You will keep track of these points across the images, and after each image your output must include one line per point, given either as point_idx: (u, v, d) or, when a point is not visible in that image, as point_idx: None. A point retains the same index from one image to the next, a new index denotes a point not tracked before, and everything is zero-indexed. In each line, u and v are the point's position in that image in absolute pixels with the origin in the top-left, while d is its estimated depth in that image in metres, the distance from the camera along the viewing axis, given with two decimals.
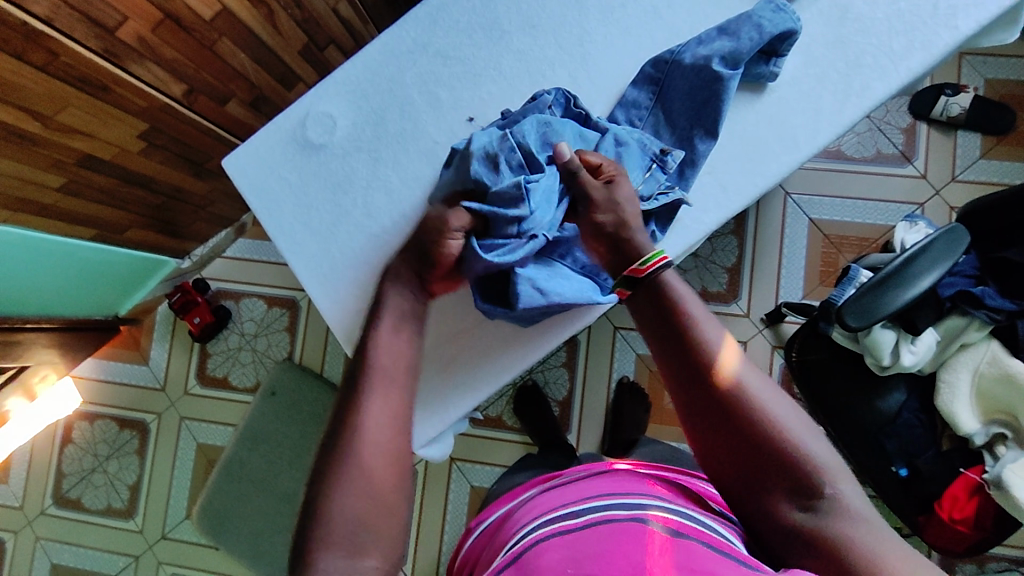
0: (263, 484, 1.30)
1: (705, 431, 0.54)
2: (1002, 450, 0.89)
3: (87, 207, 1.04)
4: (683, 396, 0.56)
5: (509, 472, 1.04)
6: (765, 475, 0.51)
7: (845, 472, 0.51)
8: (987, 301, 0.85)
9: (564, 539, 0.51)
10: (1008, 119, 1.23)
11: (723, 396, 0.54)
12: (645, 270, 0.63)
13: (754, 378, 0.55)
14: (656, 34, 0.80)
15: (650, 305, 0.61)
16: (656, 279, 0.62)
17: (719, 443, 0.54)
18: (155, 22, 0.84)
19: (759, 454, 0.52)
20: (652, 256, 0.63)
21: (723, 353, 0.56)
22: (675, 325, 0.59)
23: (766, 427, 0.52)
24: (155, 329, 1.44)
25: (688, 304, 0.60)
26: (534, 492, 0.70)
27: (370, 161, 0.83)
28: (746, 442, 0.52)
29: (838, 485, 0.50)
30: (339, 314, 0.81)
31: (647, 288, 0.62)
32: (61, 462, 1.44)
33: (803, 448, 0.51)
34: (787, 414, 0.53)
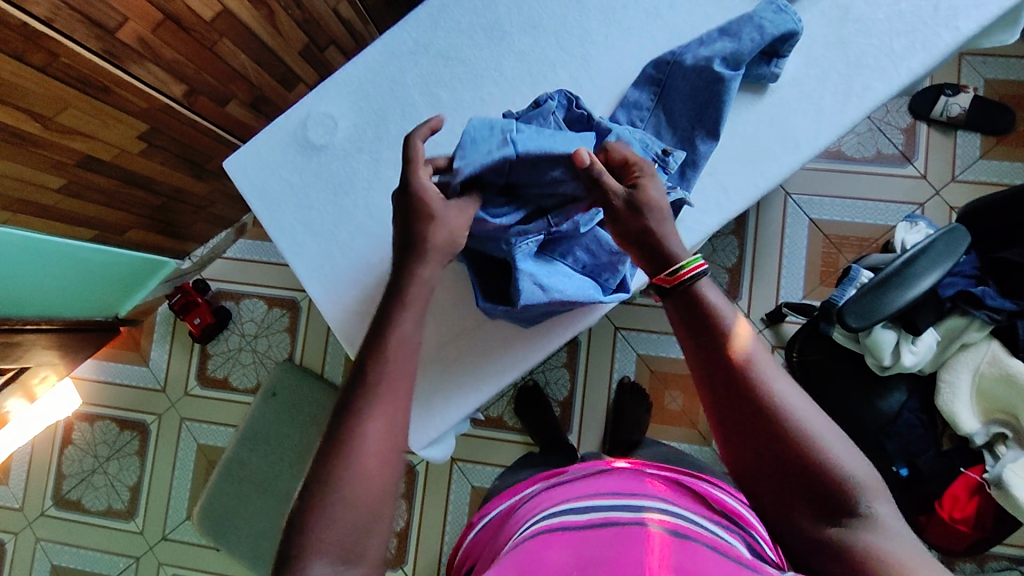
0: (263, 485, 1.30)
1: (745, 450, 0.53)
2: (1003, 450, 0.90)
3: (87, 209, 1.04)
4: (721, 413, 0.55)
5: (509, 469, 1.04)
6: (805, 496, 0.51)
7: (881, 489, 0.51)
8: (987, 301, 0.85)
9: (568, 540, 0.52)
10: (1008, 119, 1.23)
11: (766, 416, 0.52)
12: (682, 277, 0.59)
13: (795, 396, 0.53)
14: (657, 35, 0.80)
15: (686, 315, 0.59)
16: (692, 288, 0.59)
17: (760, 462, 0.52)
18: (155, 23, 0.83)
19: (802, 475, 0.51)
20: (689, 263, 0.59)
21: (766, 369, 0.54)
22: (713, 337, 0.57)
23: (809, 448, 0.51)
24: (155, 330, 1.44)
25: (725, 315, 0.58)
26: (537, 487, 0.70)
27: (371, 162, 0.83)
28: (787, 464, 0.51)
29: (875, 503, 0.50)
30: (340, 315, 0.81)
31: (682, 295, 0.59)
32: (61, 463, 1.43)
33: (845, 469, 0.50)
34: (829, 433, 0.52)
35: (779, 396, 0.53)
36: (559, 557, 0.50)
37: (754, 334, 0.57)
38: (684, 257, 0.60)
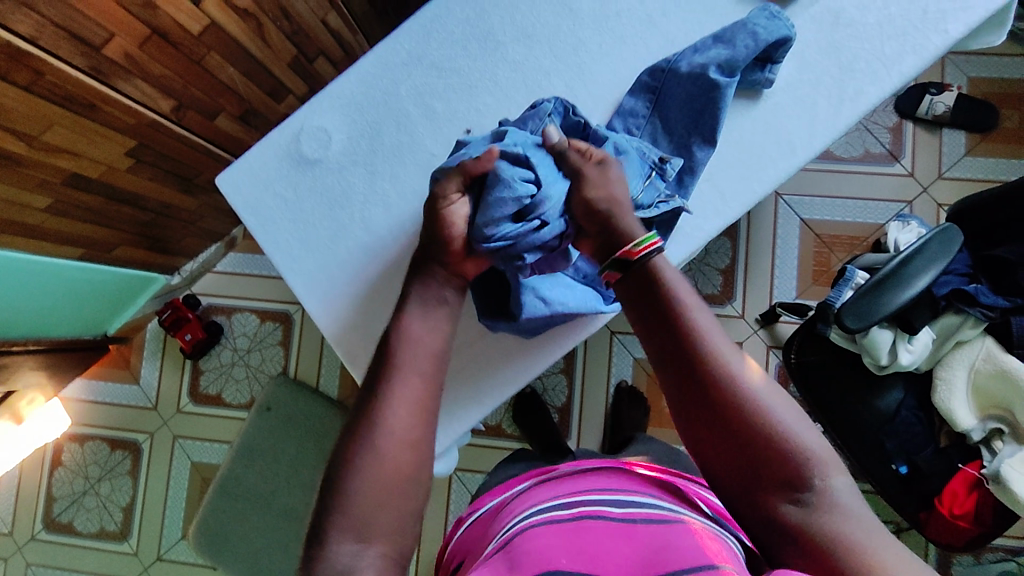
0: (260, 501, 1.28)
1: (697, 424, 0.53)
2: (999, 446, 0.90)
3: (75, 227, 1.02)
4: (677, 384, 0.54)
5: (502, 466, 1.04)
6: (756, 469, 0.50)
7: (837, 459, 0.50)
8: (981, 298, 0.86)
9: (558, 528, 0.52)
10: (992, 116, 1.25)
11: (714, 388, 0.53)
12: (633, 257, 0.60)
13: (745, 367, 0.53)
14: (650, 42, 0.80)
15: (636, 293, 0.59)
16: (647, 264, 0.59)
17: (710, 435, 0.52)
18: (142, 38, 0.82)
19: (751, 446, 0.51)
20: (643, 240, 0.60)
21: (714, 341, 0.54)
22: (663, 311, 0.57)
23: (757, 418, 0.51)
24: (145, 347, 1.42)
25: (679, 292, 0.58)
26: (525, 485, 0.70)
27: (367, 175, 0.82)
28: (742, 437, 0.51)
29: (829, 474, 0.49)
30: (339, 330, 0.80)
31: (633, 274, 0.60)
32: (51, 485, 1.41)
33: (796, 438, 0.50)
34: (780, 401, 0.52)
35: (727, 366, 0.53)
36: (550, 544, 0.50)
37: (704, 307, 0.57)
38: (638, 236, 0.61)
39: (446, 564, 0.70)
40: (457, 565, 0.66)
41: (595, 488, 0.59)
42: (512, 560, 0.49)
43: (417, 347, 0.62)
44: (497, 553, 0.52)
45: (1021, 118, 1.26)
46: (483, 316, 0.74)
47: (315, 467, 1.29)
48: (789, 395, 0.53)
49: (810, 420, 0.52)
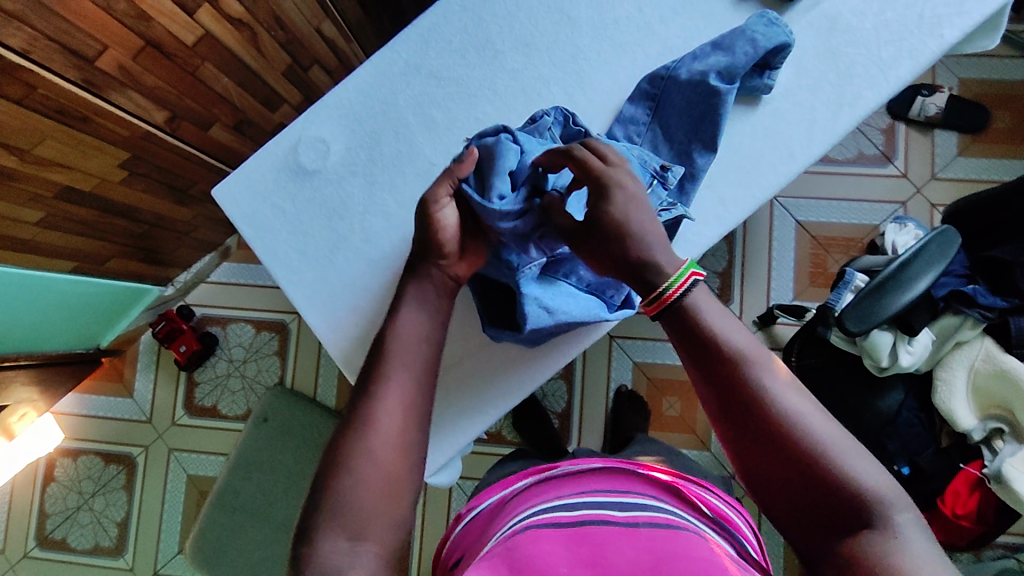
0: (258, 514, 1.26)
1: (759, 473, 0.50)
2: (1000, 445, 0.90)
3: (66, 240, 1.00)
4: (726, 425, 0.52)
5: (500, 464, 1.04)
6: (823, 514, 0.48)
7: (901, 494, 0.48)
8: (979, 299, 0.87)
9: (560, 535, 0.51)
10: (983, 117, 1.26)
11: (773, 434, 0.50)
12: (669, 298, 0.54)
13: (802, 407, 0.50)
14: (650, 50, 0.80)
15: (679, 333, 0.55)
16: (681, 302, 0.54)
17: (774, 483, 0.50)
18: (136, 50, 0.81)
19: (817, 493, 0.48)
20: (676, 279, 0.54)
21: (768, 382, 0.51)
22: (711, 353, 0.53)
23: (821, 462, 0.48)
24: (139, 360, 1.40)
25: (717, 323, 0.54)
26: (525, 482, 0.66)
27: (366, 186, 0.81)
28: (797, 475, 0.49)
29: (895, 510, 0.47)
30: (340, 342, 0.79)
31: (673, 313, 0.55)
32: (44, 501, 1.38)
33: (859, 478, 0.48)
34: (839, 440, 0.49)
35: (784, 410, 0.50)
36: (551, 552, 0.49)
37: (751, 342, 0.54)
38: (667, 272, 0.55)
39: (444, 561, 0.69)
40: (456, 561, 0.65)
41: (599, 489, 0.58)
42: (513, 562, 0.47)
43: (423, 361, 0.61)
44: (496, 552, 0.50)
45: (1011, 119, 1.27)
46: (488, 325, 0.73)
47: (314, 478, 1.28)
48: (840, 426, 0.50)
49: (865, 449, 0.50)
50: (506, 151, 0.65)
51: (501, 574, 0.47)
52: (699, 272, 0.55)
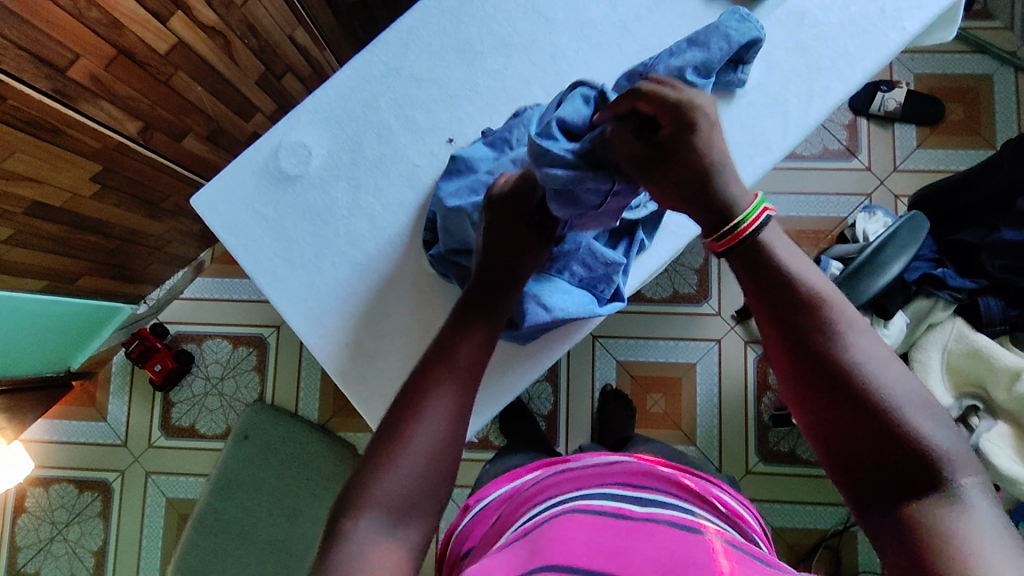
0: (241, 534, 1.21)
1: (818, 424, 0.47)
2: (976, 422, 0.92)
3: (35, 257, 0.97)
4: (798, 370, 0.48)
5: (503, 456, 1.07)
6: (881, 471, 0.44)
7: (971, 459, 0.43)
8: (949, 281, 0.91)
9: (579, 520, 0.51)
10: (938, 110, 1.32)
11: (838, 380, 0.46)
12: (743, 231, 0.51)
13: (869, 356, 0.46)
14: (627, 47, 0.82)
15: (751, 271, 0.51)
16: (755, 241, 0.51)
17: (833, 435, 0.46)
18: (108, 58, 0.80)
19: (878, 448, 0.44)
20: (750, 213, 0.52)
21: (837, 325, 0.48)
22: (779, 291, 0.50)
23: (884, 414, 0.44)
24: (111, 382, 1.36)
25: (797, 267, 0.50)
26: (540, 475, 0.69)
27: (350, 189, 0.81)
28: (865, 424, 0.44)
29: (960, 474, 0.42)
30: (330, 350, 0.79)
31: (745, 251, 0.52)
32: (15, 534, 1.33)
33: (924, 434, 0.43)
34: (914, 393, 0.45)
35: (851, 357, 0.46)
36: (576, 541, 0.48)
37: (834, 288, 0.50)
38: (744, 207, 0.53)
39: (451, 554, 0.69)
40: (467, 550, 0.65)
41: (617, 482, 0.59)
42: (534, 551, 0.48)
43: None
44: (520, 544, 0.51)
45: (964, 111, 1.33)
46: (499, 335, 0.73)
47: (298, 495, 1.25)
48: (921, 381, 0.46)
49: (942, 409, 0.45)
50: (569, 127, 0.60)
51: (527, 562, 0.47)
52: (772, 208, 0.53)
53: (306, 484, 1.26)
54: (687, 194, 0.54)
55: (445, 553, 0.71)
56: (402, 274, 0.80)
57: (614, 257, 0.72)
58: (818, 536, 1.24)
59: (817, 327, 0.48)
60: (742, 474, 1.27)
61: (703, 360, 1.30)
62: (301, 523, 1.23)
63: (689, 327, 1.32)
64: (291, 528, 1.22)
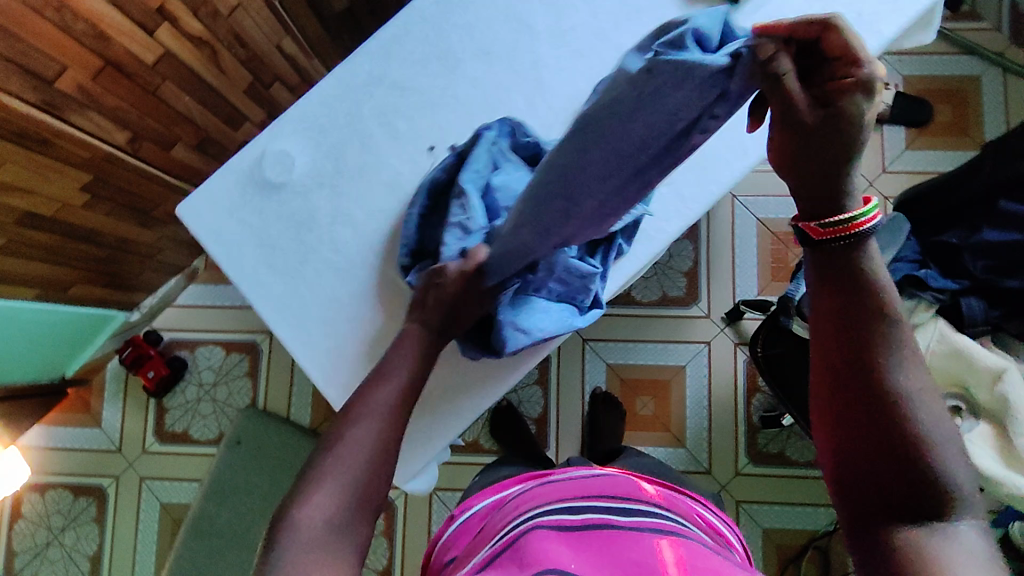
0: (235, 538, 1.23)
1: (843, 433, 0.47)
2: (958, 420, 0.92)
3: (29, 266, 0.99)
4: (841, 377, 0.48)
5: (492, 469, 1.07)
6: (888, 494, 0.45)
7: (977, 506, 0.45)
8: (931, 282, 0.91)
9: (565, 539, 0.52)
10: (927, 112, 1.33)
11: (879, 399, 0.46)
12: (854, 230, 0.48)
13: (921, 383, 0.46)
14: (606, 54, 0.83)
15: (831, 275, 0.49)
16: (858, 243, 0.48)
17: (853, 445, 0.46)
18: (95, 70, 0.81)
19: (894, 472, 0.45)
20: (866, 216, 0.48)
21: (904, 345, 0.47)
22: (857, 295, 0.48)
23: (914, 443, 0.45)
24: (106, 388, 1.37)
25: (882, 284, 0.48)
26: (522, 487, 0.70)
27: (332, 197, 0.82)
28: (885, 448, 0.45)
29: (964, 518, 0.44)
30: (313, 357, 0.80)
31: (842, 251, 0.49)
32: (11, 540, 1.34)
33: (945, 471, 0.44)
34: (944, 433, 0.45)
35: (904, 381, 0.46)
36: (559, 552, 0.50)
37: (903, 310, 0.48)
38: (858, 206, 0.48)
39: (435, 561, 0.69)
40: (450, 559, 0.66)
41: (596, 493, 0.60)
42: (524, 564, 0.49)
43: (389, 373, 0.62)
44: (505, 557, 0.52)
45: (952, 113, 1.34)
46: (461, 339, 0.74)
47: None
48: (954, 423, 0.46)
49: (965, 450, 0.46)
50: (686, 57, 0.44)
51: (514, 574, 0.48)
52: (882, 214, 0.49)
53: None
54: (811, 152, 0.46)
55: (428, 564, 0.71)
56: (384, 282, 0.81)
57: (589, 269, 0.72)
58: (808, 537, 1.24)
59: (880, 336, 0.47)
60: (732, 476, 1.27)
61: (693, 362, 1.31)
62: None
63: (679, 330, 1.32)
64: None
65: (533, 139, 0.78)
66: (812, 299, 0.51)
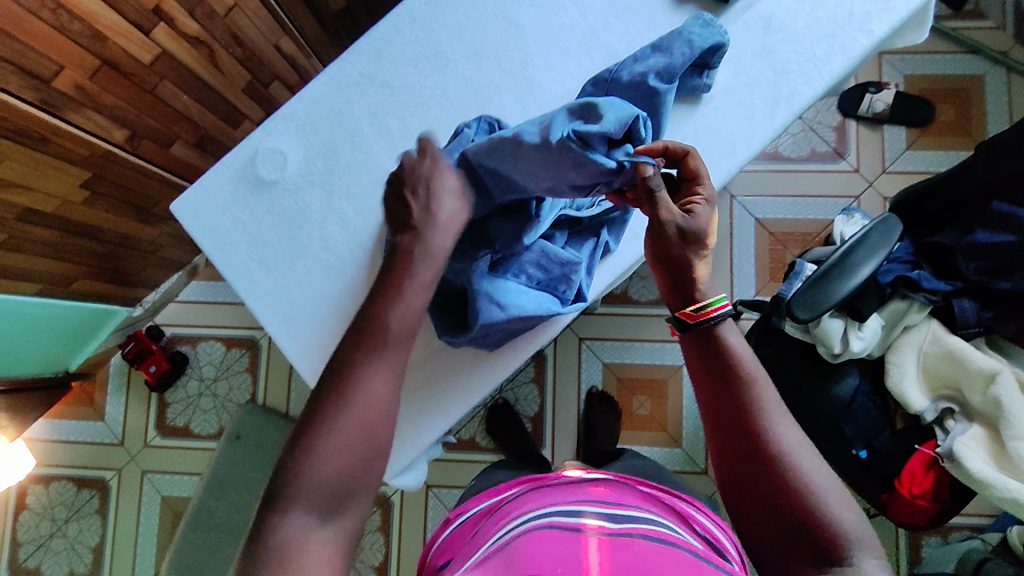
0: (233, 532, 1.25)
1: (741, 493, 0.55)
2: (951, 424, 0.92)
3: (31, 262, 1.01)
4: (726, 440, 0.56)
5: (485, 475, 1.06)
6: (789, 537, 0.52)
7: (872, 539, 0.51)
8: (924, 283, 0.91)
9: (557, 535, 0.52)
10: (928, 111, 1.32)
11: (759, 456, 0.54)
12: (705, 317, 0.60)
13: (794, 438, 0.55)
14: (595, 54, 0.83)
15: (702, 357, 0.60)
16: (714, 330, 0.60)
17: (751, 498, 0.54)
18: (92, 69, 0.82)
19: (789, 518, 0.52)
20: (713, 302, 0.60)
21: (770, 407, 0.56)
22: (723, 372, 0.58)
23: (797, 491, 0.52)
24: (109, 382, 1.39)
25: (743, 361, 0.58)
26: (517, 490, 0.71)
27: (323, 195, 0.83)
28: (772, 496, 0.53)
29: (860, 553, 0.50)
30: (305, 353, 0.81)
31: (703, 337, 0.60)
32: (16, 530, 1.37)
33: (832, 511, 0.51)
34: (822, 476, 0.53)
35: (777, 439, 0.55)
36: (550, 552, 0.50)
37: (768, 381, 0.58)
38: (708, 297, 0.61)
39: (427, 566, 0.70)
40: (444, 562, 0.66)
41: (581, 498, 0.59)
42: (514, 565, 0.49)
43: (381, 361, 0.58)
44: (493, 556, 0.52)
45: (954, 112, 1.33)
46: None
47: None
48: (828, 465, 0.54)
49: (845, 489, 0.53)
50: (597, 159, 0.60)
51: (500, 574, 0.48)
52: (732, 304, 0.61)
53: None
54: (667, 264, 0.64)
55: (422, 567, 0.71)
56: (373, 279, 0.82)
57: (569, 256, 0.74)
58: None
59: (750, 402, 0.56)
60: None
61: None
62: None
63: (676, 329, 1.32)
64: None
65: None
66: (694, 380, 0.61)
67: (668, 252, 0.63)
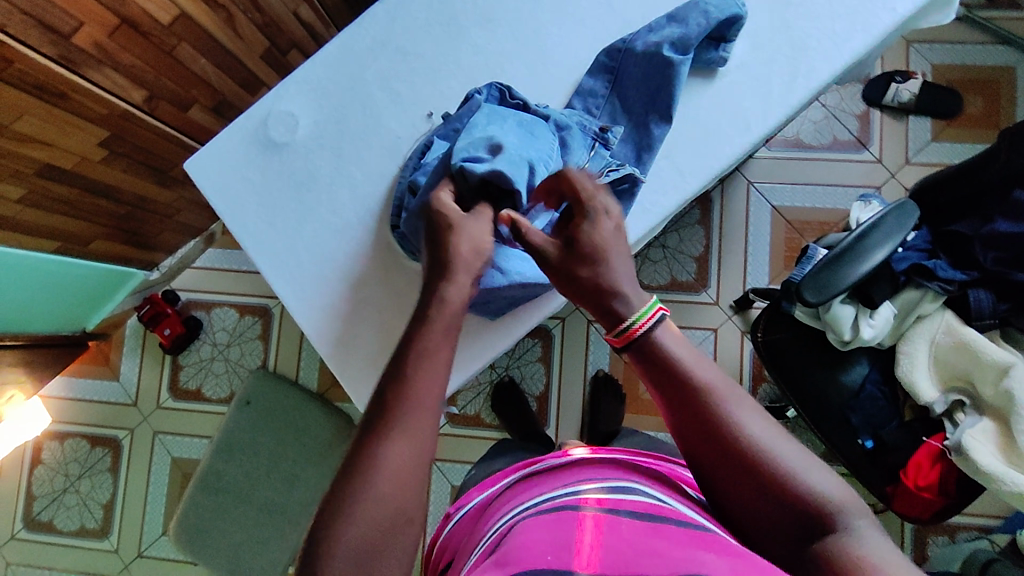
0: (241, 496, 1.28)
1: (728, 498, 0.51)
2: (961, 416, 0.91)
3: (50, 219, 1.03)
4: (699, 450, 0.52)
5: (488, 459, 1.04)
6: (789, 527, 0.48)
7: (860, 505, 0.49)
8: (939, 272, 0.89)
9: (546, 519, 0.47)
10: (956, 102, 1.28)
11: (736, 459, 0.50)
12: (637, 330, 0.56)
13: (760, 424, 0.51)
14: (610, 25, 0.82)
15: (649, 368, 0.55)
16: (648, 338, 0.56)
17: (742, 503, 0.50)
18: (111, 27, 0.83)
19: (783, 511, 0.49)
20: (640, 316, 0.57)
21: (729, 402, 0.52)
22: (669, 378, 0.54)
23: (782, 480, 0.49)
24: (125, 343, 1.42)
25: (687, 362, 0.54)
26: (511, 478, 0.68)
27: (333, 158, 0.83)
28: (762, 493, 0.49)
29: (854, 522, 0.48)
30: (310, 316, 0.81)
31: (642, 347, 0.56)
32: (31, 483, 1.40)
33: (817, 489, 0.48)
34: (799, 457, 0.50)
35: (745, 432, 0.50)
36: (539, 537, 0.45)
37: (719, 374, 0.54)
38: (637, 306, 0.58)
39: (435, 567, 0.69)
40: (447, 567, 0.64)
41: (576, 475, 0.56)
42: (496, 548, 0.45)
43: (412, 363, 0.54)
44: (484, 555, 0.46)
45: (983, 104, 1.29)
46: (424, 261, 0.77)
47: (295, 459, 1.29)
48: (801, 442, 0.51)
49: (823, 462, 0.50)
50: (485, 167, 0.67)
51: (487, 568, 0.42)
52: (666, 308, 0.58)
53: (300, 450, 1.30)
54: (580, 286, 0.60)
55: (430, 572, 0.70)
56: (378, 243, 0.82)
57: None
58: None
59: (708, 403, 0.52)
60: None
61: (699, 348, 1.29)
62: (296, 488, 1.28)
63: (686, 315, 1.31)
64: (287, 491, 1.28)
65: (521, 102, 0.78)
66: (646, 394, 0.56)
67: (575, 273, 0.61)
